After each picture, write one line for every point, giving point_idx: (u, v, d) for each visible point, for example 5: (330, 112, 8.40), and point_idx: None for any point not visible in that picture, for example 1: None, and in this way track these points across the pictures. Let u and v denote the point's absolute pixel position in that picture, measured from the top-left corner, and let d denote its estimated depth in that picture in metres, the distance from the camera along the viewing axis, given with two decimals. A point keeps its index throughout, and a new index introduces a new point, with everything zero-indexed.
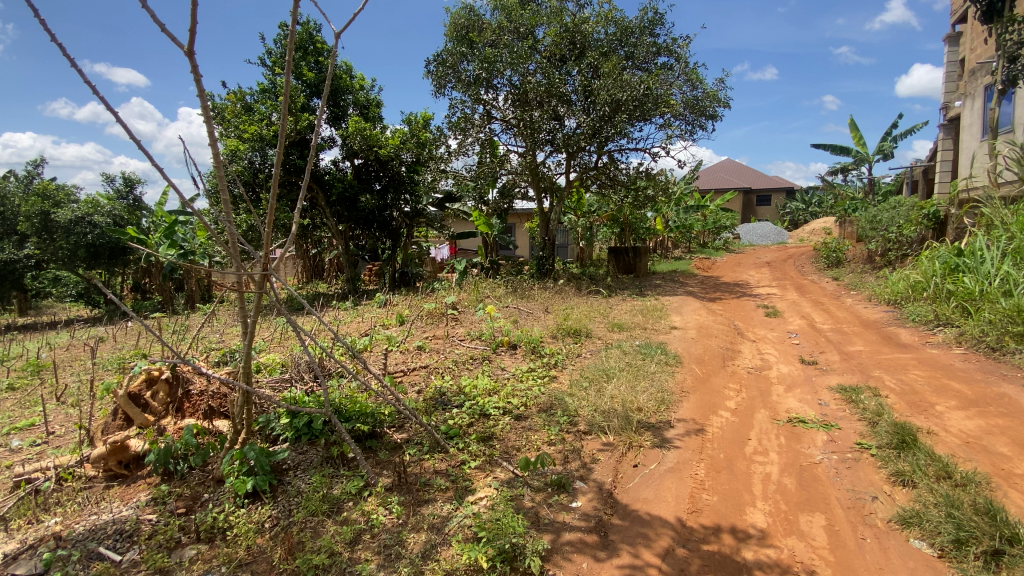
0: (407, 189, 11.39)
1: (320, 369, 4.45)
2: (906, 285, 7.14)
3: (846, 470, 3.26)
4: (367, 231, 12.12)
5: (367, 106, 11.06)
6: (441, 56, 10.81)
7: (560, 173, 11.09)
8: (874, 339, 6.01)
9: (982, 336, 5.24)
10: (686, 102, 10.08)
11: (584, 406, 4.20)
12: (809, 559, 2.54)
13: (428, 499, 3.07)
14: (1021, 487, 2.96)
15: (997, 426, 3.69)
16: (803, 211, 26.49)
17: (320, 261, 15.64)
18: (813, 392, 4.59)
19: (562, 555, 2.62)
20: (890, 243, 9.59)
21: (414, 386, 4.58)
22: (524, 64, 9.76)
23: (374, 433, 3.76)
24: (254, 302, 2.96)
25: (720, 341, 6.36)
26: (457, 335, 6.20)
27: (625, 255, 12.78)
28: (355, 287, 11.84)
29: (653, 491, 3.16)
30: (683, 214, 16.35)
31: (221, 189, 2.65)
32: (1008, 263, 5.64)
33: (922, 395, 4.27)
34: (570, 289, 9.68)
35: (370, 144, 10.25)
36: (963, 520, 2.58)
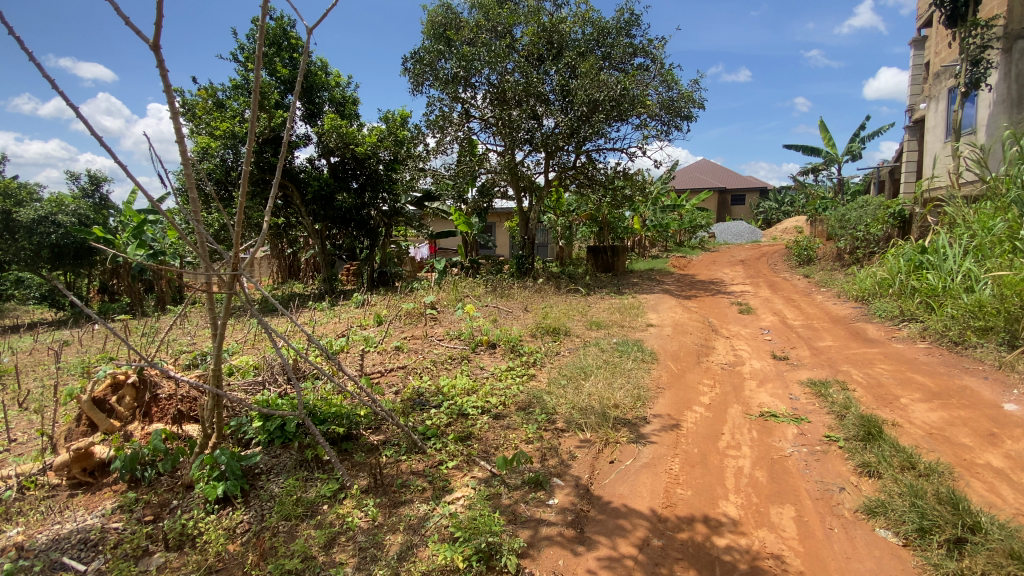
0: (384, 187, 11.25)
1: (294, 372, 4.37)
2: (873, 282, 7.36)
3: (815, 462, 3.33)
4: (344, 230, 11.97)
5: (343, 103, 10.92)
6: (418, 53, 10.74)
7: (539, 172, 11.11)
8: (843, 335, 6.19)
9: (945, 331, 5.42)
10: (662, 103, 10.20)
11: (562, 404, 4.22)
12: (779, 550, 2.58)
13: (404, 500, 3.04)
14: (982, 476, 3.07)
15: (959, 417, 3.83)
16: (776, 211, 27.10)
17: (296, 261, 15.37)
18: (784, 386, 4.70)
19: (540, 551, 2.62)
20: (858, 241, 9.88)
21: (392, 387, 4.53)
22: (501, 62, 9.75)
23: (350, 435, 3.70)
24: (224, 303, 2.87)
25: (695, 338, 6.45)
26: (436, 335, 6.16)
27: (603, 254, 12.89)
28: (332, 287, 11.68)
29: (629, 486, 3.18)
30: (660, 213, 16.56)
31: (189, 187, 2.58)
32: (970, 261, 5.74)
33: (887, 388, 4.41)
34: (550, 288, 9.71)
35: (346, 142, 10.11)
36: (926, 509, 2.66)
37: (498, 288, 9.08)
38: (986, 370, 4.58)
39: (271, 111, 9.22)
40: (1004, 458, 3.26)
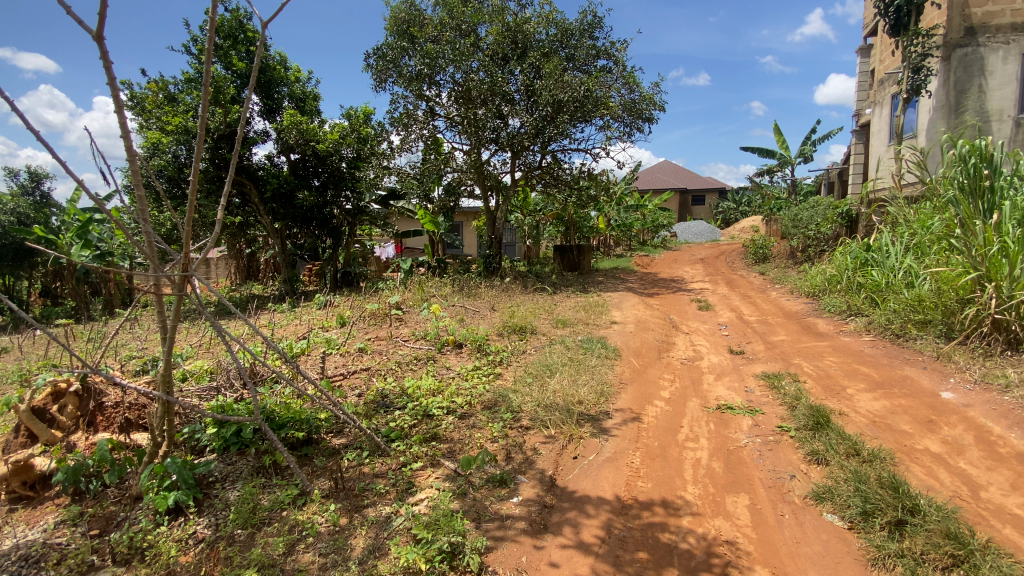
0: (347, 185, 11.00)
1: (252, 376, 4.21)
2: (823, 278, 7.71)
3: (768, 452, 3.46)
4: (306, 229, 11.67)
5: (303, 99, 10.63)
6: (381, 49, 10.59)
7: (505, 172, 11.13)
8: (795, 329, 6.46)
9: (888, 324, 5.74)
10: (624, 105, 10.38)
11: (527, 402, 4.22)
12: (734, 538, 2.67)
13: (366, 504, 2.97)
14: (920, 461, 3.26)
15: (900, 405, 4.06)
16: (733, 211, 28.01)
17: (255, 262, 14.89)
18: (740, 379, 4.87)
19: (503, 548, 2.61)
20: (809, 240, 10.33)
21: (354, 389, 4.43)
22: (466, 61, 9.71)
23: (310, 439, 3.59)
24: (174, 306, 2.73)
25: (657, 334, 6.60)
26: (401, 336, 6.08)
27: (570, 253, 13.03)
28: (293, 288, 11.37)
29: (592, 481, 3.21)
30: (624, 213, 16.85)
31: (135, 185, 2.46)
32: (910, 258, 6.08)
33: (835, 378, 4.65)
34: (517, 287, 9.75)
35: (306, 139, 9.84)
36: (869, 493, 2.80)
37: (465, 288, 9.02)
38: (925, 360, 4.87)
39: (227, 106, 8.90)
40: (941, 443, 3.47)
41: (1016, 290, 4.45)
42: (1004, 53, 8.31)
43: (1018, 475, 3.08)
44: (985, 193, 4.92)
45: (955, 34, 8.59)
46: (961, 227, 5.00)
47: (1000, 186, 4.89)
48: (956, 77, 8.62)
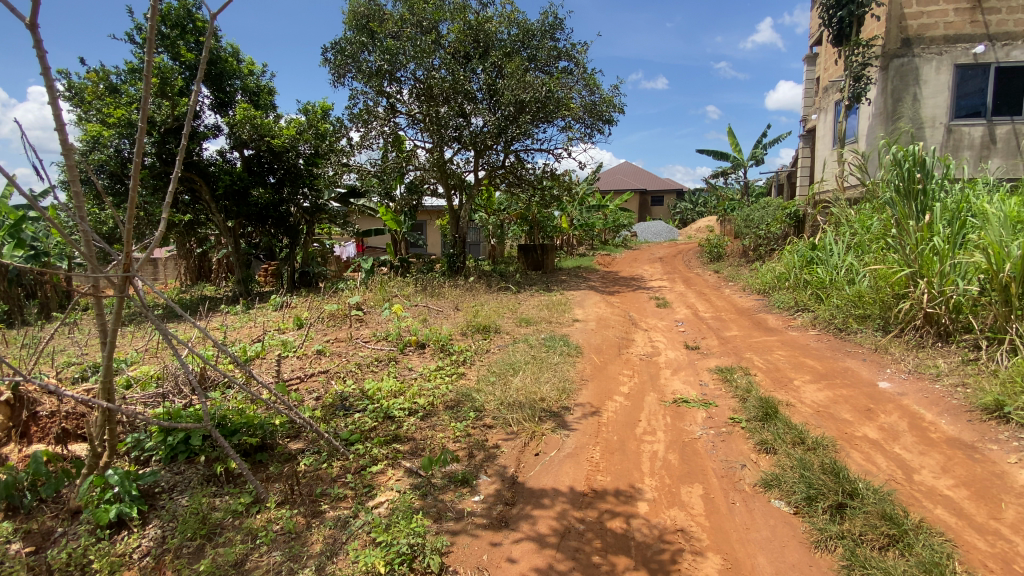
0: (305, 182, 10.68)
1: (202, 381, 4.05)
2: (772, 276, 8.07)
3: (721, 443, 3.59)
4: (261, 228, 11.27)
5: (258, 93, 10.27)
6: (340, 44, 10.39)
7: (468, 171, 11.10)
8: (747, 324, 6.73)
9: (832, 319, 6.06)
10: (585, 107, 10.54)
11: (490, 401, 4.22)
12: (689, 527, 2.75)
13: (322, 510, 2.89)
14: (859, 447, 3.45)
15: (842, 395, 4.29)
16: (690, 211, 28.91)
17: (207, 262, 14.28)
18: (695, 373, 5.04)
19: (463, 548, 2.60)
20: (760, 240, 10.79)
21: (312, 393, 4.32)
22: (428, 58, 9.64)
23: (264, 445, 3.47)
24: (114, 309, 2.57)
25: (617, 332, 6.73)
26: (362, 337, 5.96)
27: (533, 252, 13.14)
28: (248, 288, 10.97)
29: (553, 477, 3.24)
30: (587, 213, 17.10)
31: (72, 182, 2.31)
32: (851, 256, 6.44)
33: (783, 371, 4.87)
34: (482, 286, 9.74)
35: (261, 134, 9.48)
36: (813, 479, 2.95)
37: (429, 287, 8.93)
38: (865, 352, 5.17)
39: (175, 99, 8.51)
40: (878, 430, 3.69)
41: (945, 285, 4.73)
42: (937, 64, 8.91)
43: (947, 458, 3.31)
44: (918, 196, 5.22)
45: (893, 45, 9.08)
46: (897, 227, 5.33)
47: (931, 188, 5.19)
48: (893, 86, 9.18)
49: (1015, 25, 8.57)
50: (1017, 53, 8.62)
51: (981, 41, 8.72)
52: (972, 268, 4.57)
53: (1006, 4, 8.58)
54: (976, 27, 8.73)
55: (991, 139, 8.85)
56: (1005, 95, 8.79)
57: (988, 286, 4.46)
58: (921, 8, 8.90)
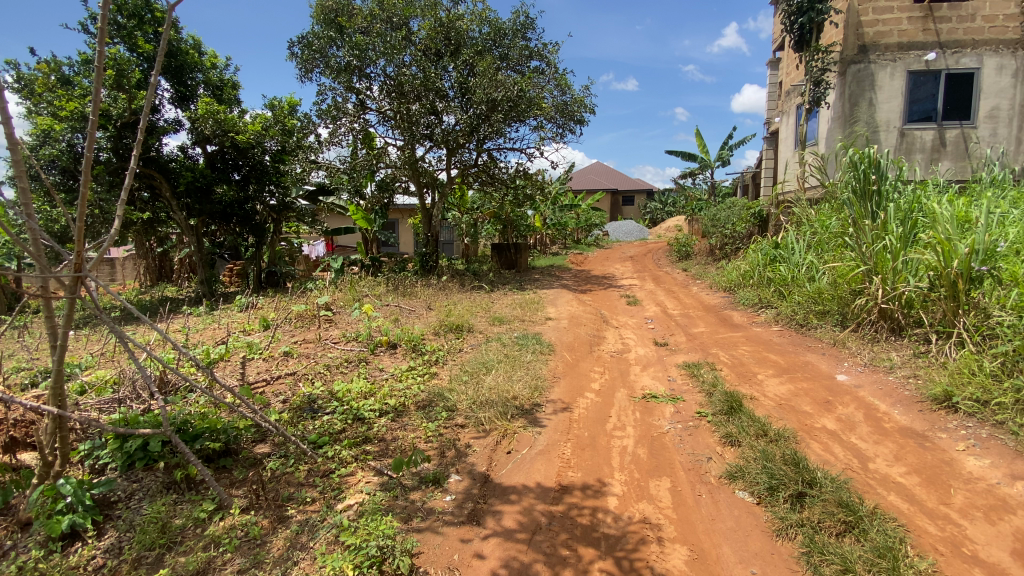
0: (270, 179, 10.41)
1: (161, 386, 3.91)
2: (738, 274, 8.31)
3: (688, 437, 3.67)
4: (225, 226, 10.94)
5: (221, 87, 9.95)
6: (307, 38, 10.21)
7: (440, 169, 11.02)
8: (714, 321, 6.91)
9: (793, 315, 6.27)
10: (557, 107, 10.60)
11: (463, 400, 4.20)
12: (657, 520, 2.80)
13: (289, 514, 2.83)
14: (819, 438, 3.59)
15: (802, 388, 4.45)
16: (660, 211, 29.43)
17: (167, 262, 13.75)
18: (664, 369, 5.15)
19: (434, 548, 2.57)
20: (726, 239, 11.09)
21: (278, 396, 4.21)
22: (398, 55, 9.54)
23: (228, 450, 3.38)
24: (65, 311, 2.44)
25: (589, 329, 6.80)
26: (331, 338, 5.84)
27: (507, 251, 13.27)
28: (212, 289, 10.63)
29: (524, 474, 3.25)
30: (559, 212, 17.22)
31: (17, 178, 2.19)
32: (812, 254, 6.66)
33: (748, 366, 5.02)
34: (454, 285, 9.68)
35: (224, 130, 9.18)
36: (775, 470, 3.04)
37: (401, 287, 8.79)
38: (824, 347, 5.37)
39: (132, 92, 8.18)
40: (836, 421, 3.85)
41: (898, 282, 4.95)
42: (891, 70, 9.33)
43: (899, 447, 3.47)
44: (872, 197, 5.42)
45: (851, 51, 9.44)
46: (854, 226, 5.55)
47: (885, 189, 5.39)
48: (850, 91, 9.56)
49: (964, 34, 9.00)
50: (965, 61, 9.07)
51: (932, 48, 9.14)
52: (921, 265, 4.79)
53: (956, 13, 8.99)
54: (928, 35, 9.13)
55: (941, 143, 9.30)
56: (954, 100, 9.24)
57: (936, 282, 4.66)
58: (877, 16, 9.28)
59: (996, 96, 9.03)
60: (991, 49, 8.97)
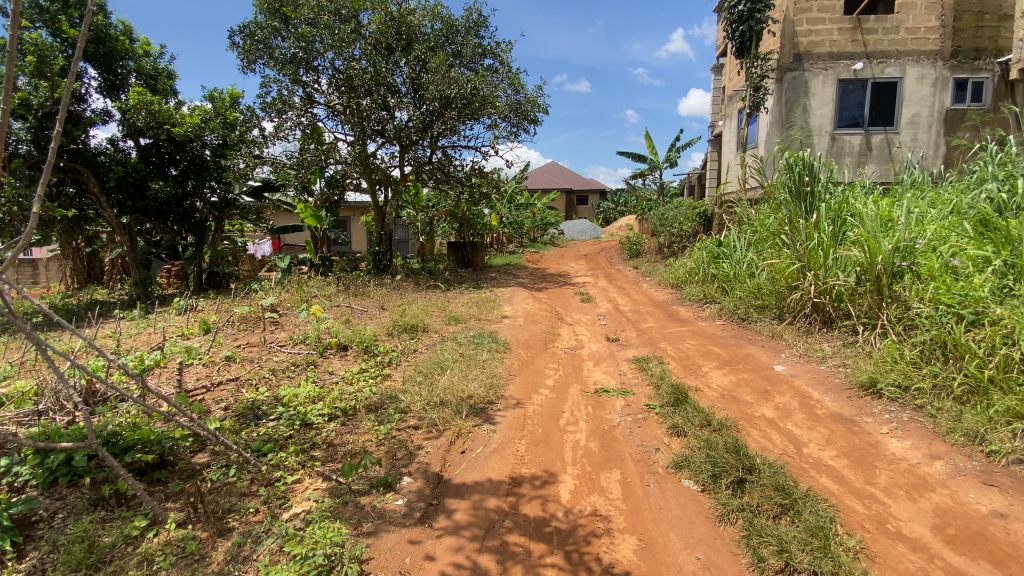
0: (211, 175, 9.87)
1: (88, 396, 3.65)
2: (684, 271, 8.64)
3: (637, 429, 3.78)
4: (161, 224, 10.31)
5: (155, 76, 9.36)
6: (249, 27, 9.81)
7: (393, 166, 10.82)
8: (663, 316, 7.15)
9: (736, 309, 6.59)
10: (511, 106, 10.60)
11: (416, 401, 4.13)
12: (607, 512, 2.87)
13: (230, 526, 2.70)
14: (758, 426, 3.77)
15: (743, 379, 4.68)
16: (613, 210, 30.06)
17: (96, 262, 12.81)
18: (615, 363, 5.28)
19: (385, 553, 2.52)
20: (674, 237, 11.48)
21: (219, 403, 4.00)
22: (347, 48, 9.27)
23: (163, 461, 3.19)
24: None
25: (544, 327, 6.87)
26: (277, 341, 5.62)
27: (463, 249, 13.13)
28: (147, 291, 9.99)
29: (478, 473, 3.24)
30: (515, 211, 17.31)
31: None
32: (752, 252, 6.98)
33: (693, 359, 5.23)
34: (409, 284, 9.51)
35: (159, 121, 8.60)
36: (718, 459, 3.17)
37: (351, 287, 8.58)
38: (764, 339, 5.66)
39: (55, 80, 7.56)
40: (774, 409, 4.06)
41: (829, 277, 5.28)
42: (823, 78, 9.93)
43: (830, 432, 3.70)
44: (806, 197, 5.75)
45: (787, 59, 10.00)
46: (790, 225, 5.88)
47: (818, 190, 5.73)
48: (786, 96, 10.11)
49: (889, 45, 9.66)
50: (889, 70, 9.74)
51: (860, 58, 9.78)
52: (849, 261, 5.16)
53: (882, 25, 9.62)
54: (857, 45, 9.76)
55: (868, 147, 9.99)
56: (879, 107, 9.93)
57: (862, 277, 5.01)
58: (810, 26, 9.85)
59: (917, 104, 9.75)
60: (912, 60, 9.66)
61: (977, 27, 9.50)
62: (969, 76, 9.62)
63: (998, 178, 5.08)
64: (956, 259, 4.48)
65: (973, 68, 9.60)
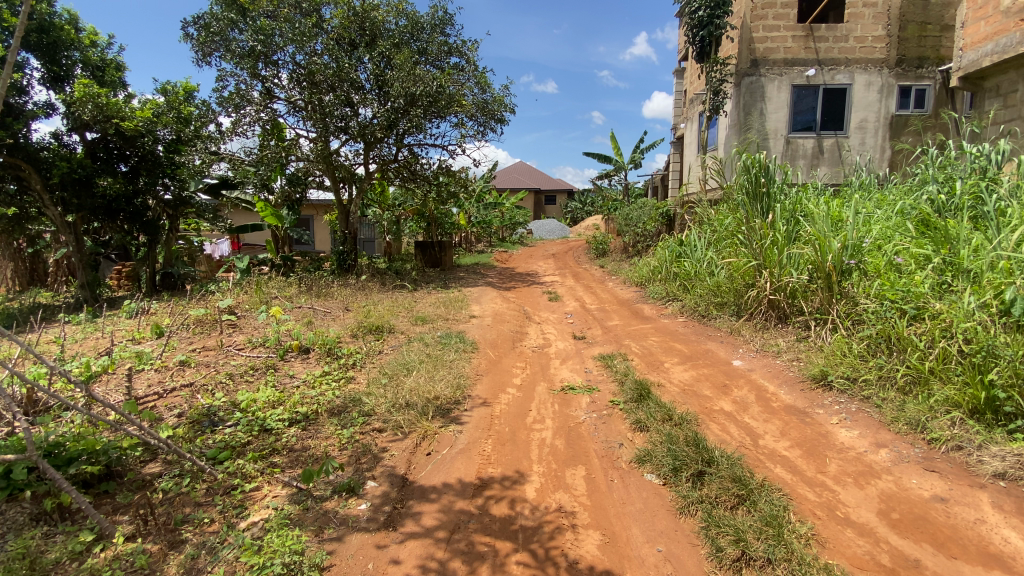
0: (165, 172, 9.49)
1: (28, 406, 3.45)
2: (648, 269, 8.81)
3: (602, 425, 3.84)
4: (111, 223, 9.79)
5: (102, 68, 8.91)
6: (203, 18, 9.45)
7: (357, 164, 10.63)
8: (627, 314, 7.29)
9: (696, 306, 6.78)
10: (477, 104, 10.56)
11: (381, 403, 4.08)
12: (572, 508, 2.90)
13: (183, 538, 2.59)
14: (717, 420, 3.89)
15: (703, 374, 4.82)
16: (581, 210, 30.36)
17: (39, 263, 12.07)
18: (581, 361, 5.35)
19: (347, 558, 2.48)
20: (638, 237, 11.70)
21: (172, 410, 3.85)
22: (309, 42, 9.05)
23: (110, 472, 3.05)
24: None
25: (511, 326, 6.87)
26: (235, 344, 5.43)
27: (431, 249, 13.01)
28: (95, 294, 9.47)
29: (443, 474, 3.22)
30: (483, 211, 17.27)
31: None
32: (712, 251, 7.19)
33: (656, 355, 5.34)
34: (374, 284, 9.37)
35: (107, 115, 8.16)
36: (678, 453, 3.25)
37: (314, 287, 8.39)
38: (723, 335, 5.85)
39: None
40: (732, 403, 4.20)
41: (783, 275, 5.49)
42: (778, 83, 10.33)
43: (784, 423, 3.86)
44: (762, 198, 5.96)
45: (745, 64, 10.34)
46: (747, 224, 6.09)
47: (773, 191, 5.93)
48: (744, 101, 10.45)
49: (838, 53, 10.12)
50: (839, 77, 10.20)
51: (812, 65, 10.20)
52: (802, 259, 5.38)
53: (832, 34, 10.06)
54: (809, 53, 10.18)
55: (820, 151, 10.45)
56: (830, 112, 10.39)
57: (814, 274, 5.23)
58: (766, 33, 10.21)
59: (864, 109, 10.25)
60: (860, 67, 10.15)
61: (920, 37, 10.05)
62: (913, 84, 10.16)
63: (938, 180, 5.37)
64: (899, 257, 4.71)
65: (916, 76, 10.15)
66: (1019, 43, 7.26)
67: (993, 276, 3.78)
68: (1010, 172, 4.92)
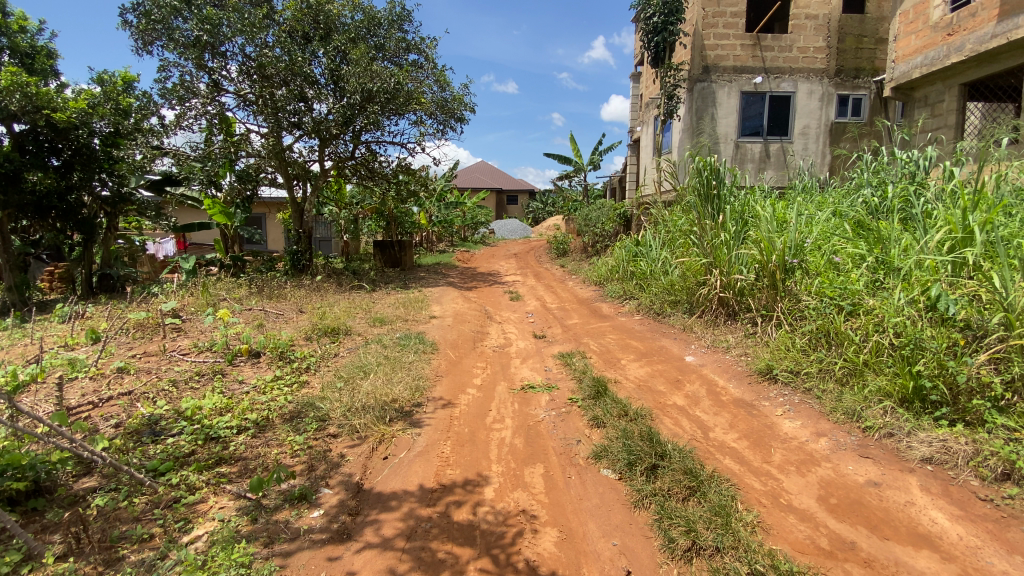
0: (100, 166, 8.90)
1: None
2: (607, 269, 8.99)
3: (560, 423, 3.90)
4: (40, 222, 9.11)
5: (31, 56, 8.26)
6: (143, 5, 8.92)
7: (312, 161, 10.32)
8: (586, 313, 7.40)
9: (652, 305, 6.98)
10: (437, 102, 10.45)
11: (337, 408, 3.98)
12: (530, 506, 2.94)
13: (120, 556, 2.44)
14: (670, 414, 4.02)
15: (657, 369, 4.97)
16: (542, 210, 30.55)
17: None
18: (540, 360, 5.39)
19: (298, 568, 2.42)
20: (597, 237, 11.90)
21: (109, 420, 3.64)
22: (259, 34, 8.74)
23: (39, 489, 2.85)
24: None
25: (472, 326, 6.85)
26: (179, 349, 5.18)
27: (390, 248, 12.78)
28: (23, 297, 8.79)
29: (401, 478, 3.19)
30: (445, 210, 17.14)
31: None
32: (666, 250, 7.40)
33: (614, 353, 5.46)
34: (330, 285, 9.15)
35: (36, 106, 7.63)
36: (633, 448, 3.34)
37: (266, 288, 8.10)
38: (677, 333, 6.04)
39: None
40: (684, 397, 4.35)
41: (732, 274, 5.72)
42: (728, 89, 10.74)
43: (732, 416, 4.02)
44: (713, 200, 6.18)
45: (697, 70, 10.70)
46: (700, 225, 6.30)
47: (723, 193, 6.15)
48: (697, 105, 10.81)
49: (783, 62, 10.63)
50: (784, 85, 10.71)
51: (759, 73, 10.67)
52: (750, 259, 5.62)
53: (777, 44, 10.55)
54: (756, 61, 10.63)
55: (767, 155, 10.94)
56: (776, 119, 10.88)
57: (760, 273, 5.47)
58: (717, 41, 10.61)
59: (807, 117, 10.80)
60: (803, 76, 10.68)
61: (857, 49, 10.68)
62: (850, 93, 10.78)
63: (872, 184, 5.73)
64: (837, 257, 4.98)
65: (853, 85, 10.76)
66: (945, 56, 7.83)
67: (920, 274, 4.05)
68: (935, 177, 5.29)
